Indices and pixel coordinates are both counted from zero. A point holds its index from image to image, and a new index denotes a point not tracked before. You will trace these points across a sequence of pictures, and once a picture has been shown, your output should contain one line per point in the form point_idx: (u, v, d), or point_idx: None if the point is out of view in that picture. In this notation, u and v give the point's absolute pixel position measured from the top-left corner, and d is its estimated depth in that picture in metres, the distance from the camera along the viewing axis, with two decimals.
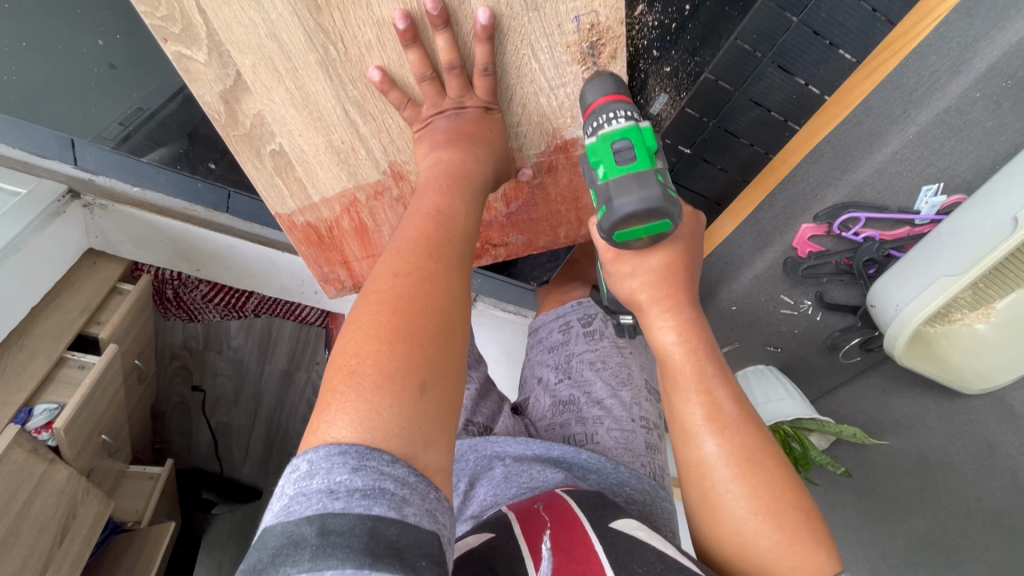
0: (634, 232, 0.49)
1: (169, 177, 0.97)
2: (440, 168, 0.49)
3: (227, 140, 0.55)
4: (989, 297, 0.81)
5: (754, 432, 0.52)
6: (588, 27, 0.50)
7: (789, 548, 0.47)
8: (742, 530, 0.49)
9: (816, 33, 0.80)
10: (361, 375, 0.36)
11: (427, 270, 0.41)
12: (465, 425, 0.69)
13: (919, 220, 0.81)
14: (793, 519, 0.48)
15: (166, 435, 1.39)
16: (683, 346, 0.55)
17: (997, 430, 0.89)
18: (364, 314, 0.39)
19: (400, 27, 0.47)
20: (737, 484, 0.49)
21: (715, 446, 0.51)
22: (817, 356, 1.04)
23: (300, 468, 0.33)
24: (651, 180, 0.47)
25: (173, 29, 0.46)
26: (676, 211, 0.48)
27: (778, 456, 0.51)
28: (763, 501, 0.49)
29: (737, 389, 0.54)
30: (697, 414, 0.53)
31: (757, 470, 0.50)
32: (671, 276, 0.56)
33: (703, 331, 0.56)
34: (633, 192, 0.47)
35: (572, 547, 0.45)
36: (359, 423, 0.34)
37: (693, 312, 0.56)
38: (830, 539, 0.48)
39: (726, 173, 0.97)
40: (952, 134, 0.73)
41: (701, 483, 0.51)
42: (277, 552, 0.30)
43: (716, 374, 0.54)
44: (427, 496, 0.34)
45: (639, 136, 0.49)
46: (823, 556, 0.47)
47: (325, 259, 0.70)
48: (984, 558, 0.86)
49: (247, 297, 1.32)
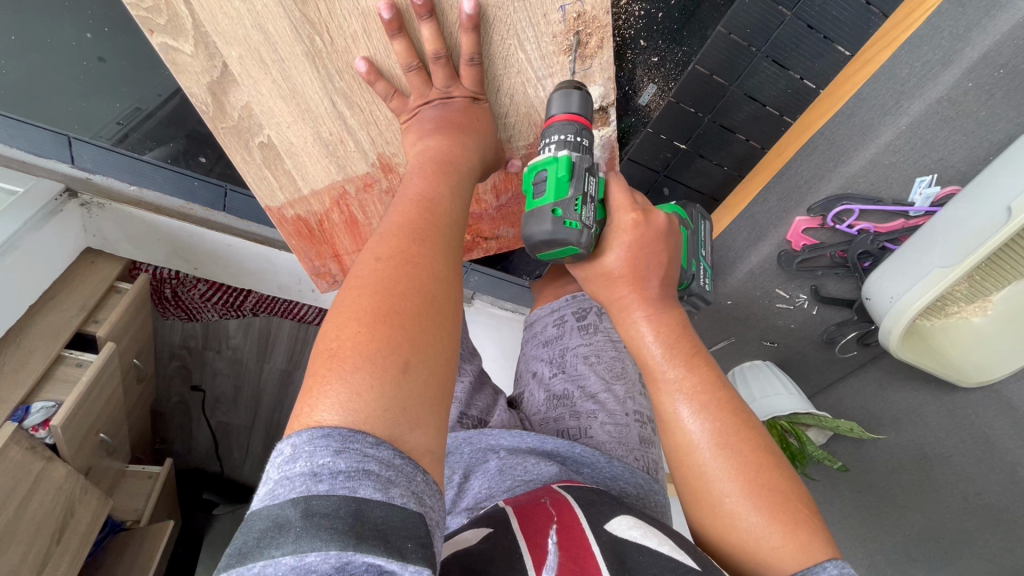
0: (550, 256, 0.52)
1: (166, 175, 0.99)
2: (427, 155, 0.49)
3: (215, 133, 0.55)
4: (986, 290, 0.81)
5: (737, 413, 0.52)
6: (574, 16, 0.50)
7: (769, 526, 0.46)
8: (724, 510, 0.48)
9: (810, 26, 0.78)
10: (342, 358, 0.36)
11: (411, 253, 0.41)
12: (459, 417, 0.69)
13: (913, 212, 0.80)
14: (773, 496, 0.48)
15: (167, 434, 1.41)
16: (655, 336, 0.55)
17: (995, 423, 0.88)
18: (347, 299, 0.39)
19: (386, 17, 0.47)
20: (717, 465, 0.49)
21: (695, 428, 0.51)
22: (815, 351, 1.04)
23: (284, 452, 0.33)
24: (546, 216, 0.49)
25: (159, 20, 0.46)
26: (576, 241, 0.49)
27: (759, 436, 0.51)
28: (743, 480, 0.48)
29: (715, 371, 0.54)
30: (676, 398, 0.52)
31: (737, 450, 0.50)
32: (639, 271, 0.56)
33: (678, 321, 0.56)
34: (535, 226, 0.49)
35: (571, 546, 0.45)
36: (343, 405, 0.34)
37: (663, 306, 0.56)
38: (812, 516, 0.48)
39: (722, 168, 0.97)
40: (945, 125, 0.72)
41: (687, 468, 0.51)
42: (262, 535, 0.30)
43: (694, 358, 0.54)
44: (413, 479, 0.34)
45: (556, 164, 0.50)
46: (805, 533, 0.46)
47: (316, 252, 0.71)
48: (984, 552, 0.88)
49: (245, 296, 1.29)
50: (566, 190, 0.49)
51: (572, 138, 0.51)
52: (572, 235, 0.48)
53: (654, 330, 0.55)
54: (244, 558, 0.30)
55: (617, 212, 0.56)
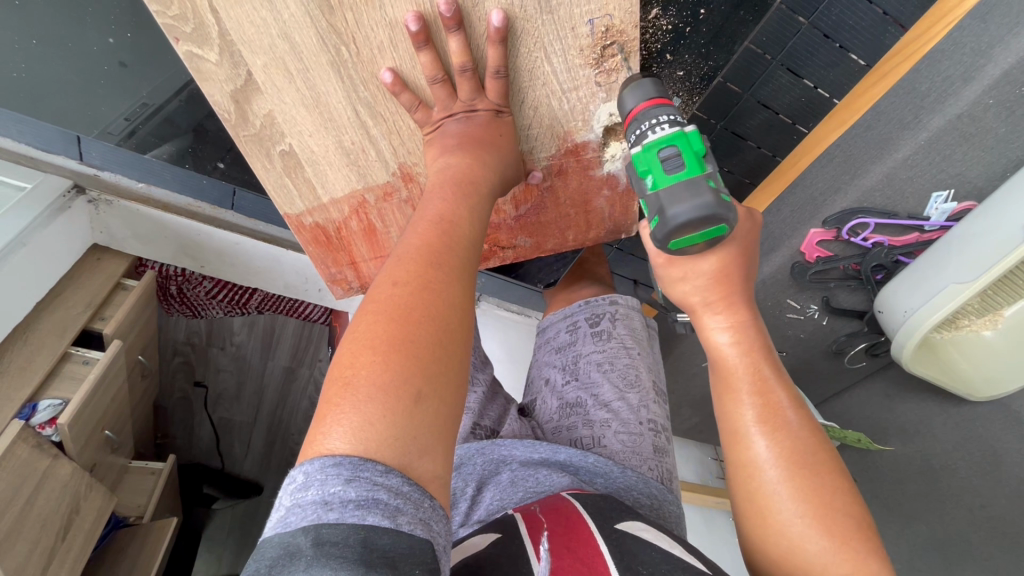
0: (688, 240, 0.48)
1: (175, 173, 0.96)
2: (447, 173, 0.48)
3: (236, 140, 0.55)
4: (997, 305, 0.79)
5: (808, 435, 0.51)
6: (602, 30, 0.50)
7: (837, 553, 0.46)
8: (788, 532, 0.48)
9: (826, 35, 0.72)
10: (356, 387, 0.36)
11: (427, 278, 0.41)
12: (471, 428, 0.69)
13: (928, 227, 0.81)
14: (843, 525, 0.47)
15: (168, 428, 1.40)
16: (736, 348, 0.55)
17: (1002, 437, 0.88)
18: (362, 324, 0.39)
19: (413, 30, 0.46)
20: (784, 485, 0.49)
21: (765, 447, 0.51)
22: (823, 361, 1.04)
23: (297, 480, 0.33)
24: (703, 187, 0.47)
25: (185, 28, 0.46)
26: (731, 215, 0.47)
27: (831, 461, 0.50)
28: (813, 504, 0.48)
29: (792, 392, 0.54)
30: (749, 415, 0.52)
31: (808, 472, 0.49)
32: (727, 277, 0.55)
33: (759, 335, 0.56)
34: (685, 201, 0.47)
35: (577, 548, 0.45)
36: (354, 434, 0.34)
37: (750, 315, 0.56)
38: (883, 550, 0.47)
39: (732, 176, 0.90)
40: (964, 141, 0.73)
41: (749, 485, 0.51)
42: (273, 563, 0.30)
43: (772, 376, 0.54)
44: (421, 505, 0.34)
45: (688, 140, 0.49)
46: (874, 564, 0.45)
47: (333, 260, 0.70)
48: (987, 565, 0.87)
49: (251, 295, 1.28)
50: (705, 166, 0.48)
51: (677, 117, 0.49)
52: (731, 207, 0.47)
53: (732, 333, 0.55)
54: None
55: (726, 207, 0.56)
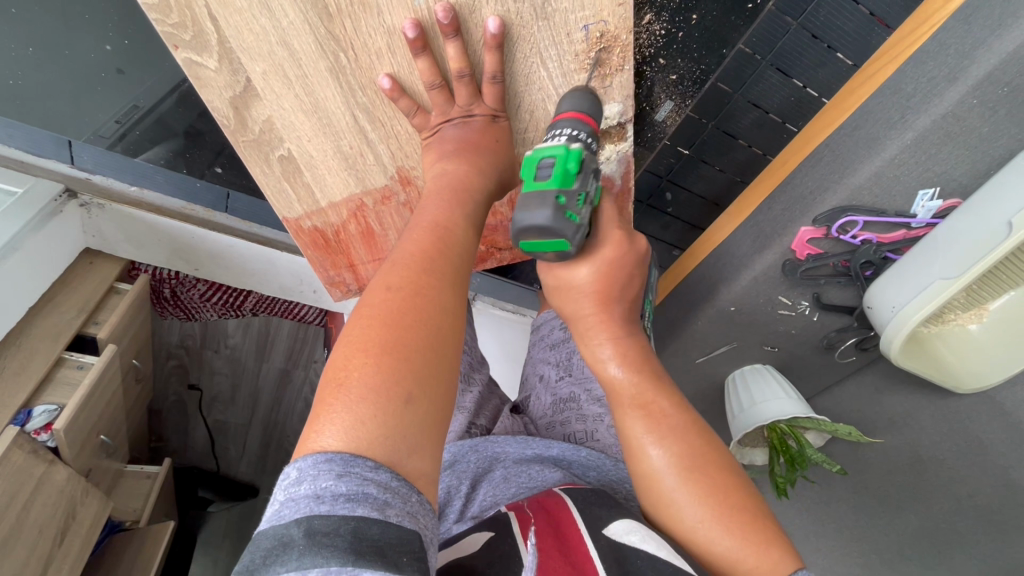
0: (535, 244, 0.50)
1: (168, 176, 0.96)
2: (444, 179, 0.50)
3: (236, 145, 0.56)
4: (983, 299, 0.82)
5: (696, 437, 0.54)
6: (597, 35, 0.51)
7: (742, 548, 0.48)
8: (697, 533, 0.50)
9: (814, 36, 0.83)
10: (349, 389, 0.37)
11: (421, 283, 0.42)
12: (467, 427, 0.70)
13: (915, 224, 0.82)
14: (741, 518, 0.49)
15: (162, 431, 1.37)
16: (617, 362, 0.58)
17: (987, 427, 0.91)
18: (356, 328, 0.40)
19: (411, 36, 0.47)
20: (687, 487, 0.51)
21: (661, 456, 0.52)
22: (814, 356, 1.05)
23: (290, 475, 0.34)
24: (550, 200, 0.47)
25: (185, 35, 0.47)
26: (570, 232, 0.48)
27: (723, 459, 0.53)
28: (712, 504, 0.50)
29: (677, 399, 0.57)
30: (639, 428, 0.54)
31: (703, 474, 0.51)
32: (597, 297, 0.58)
33: (633, 343, 0.59)
34: (532, 210, 0.47)
35: (567, 550, 0.45)
36: (347, 432, 0.35)
37: (622, 329, 0.59)
38: (782, 535, 0.50)
39: (725, 173, 1.00)
40: (948, 140, 0.74)
41: (652, 494, 0.52)
42: (268, 553, 0.31)
43: (652, 384, 0.57)
44: (409, 499, 0.34)
45: (568, 156, 0.49)
46: (776, 550, 0.48)
47: (331, 262, 0.73)
48: (974, 552, 0.94)
49: (245, 297, 1.30)
50: (571, 182, 0.48)
51: (582, 135, 0.51)
52: (570, 226, 0.48)
53: (619, 359, 0.58)
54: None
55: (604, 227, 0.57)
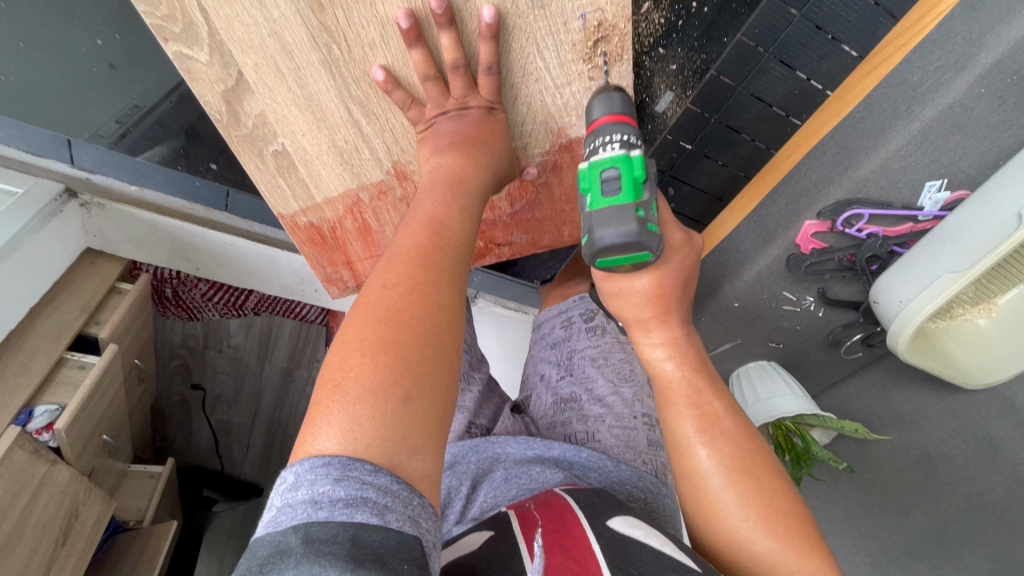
0: (614, 260, 0.51)
1: (169, 175, 0.95)
2: (440, 173, 0.49)
3: (229, 140, 0.56)
4: (990, 293, 0.79)
5: (745, 440, 0.53)
6: (594, 25, 0.50)
7: (782, 550, 0.47)
8: (738, 533, 0.49)
9: (819, 27, 0.81)
10: (345, 389, 0.36)
11: (417, 280, 0.41)
12: (467, 427, 0.69)
13: (922, 216, 0.81)
14: (783, 521, 0.48)
15: (167, 432, 1.39)
16: (672, 362, 0.57)
17: (997, 423, 0.89)
18: (352, 326, 0.39)
19: (404, 27, 0.46)
20: (732, 486, 0.50)
21: (708, 454, 0.52)
22: (820, 352, 1.04)
23: (287, 480, 0.33)
24: (631, 215, 0.48)
25: (174, 28, 0.46)
26: (654, 243, 0.49)
27: (770, 465, 0.52)
28: (756, 505, 0.49)
29: (729, 402, 0.56)
30: (690, 427, 0.54)
31: (748, 475, 0.51)
32: (660, 299, 0.56)
33: (691, 347, 0.58)
34: (611, 227, 0.48)
35: (568, 545, 0.44)
36: (344, 434, 0.34)
37: (682, 331, 0.58)
38: (824, 544, 0.48)
39: (728, 168, 0.99)
40: (956, 130, 0.72)
41: (695, 492, 0.52)
42: (264, 562, 0.30)
43: (707, 386, 0.56)
44: (410, 503, 0.33)
45: (631, 166, 0.49)
46: (815, 556, 0.47)
47: (328, 259, 0.72)
48: (986, 551, 0.92)
49: (247, 296, 1.29)
50: (642, 192, 0.49)
51: (631, 138, 0.50)
52: (653, 238, 0.48)
53: (673, 359, 0.57)
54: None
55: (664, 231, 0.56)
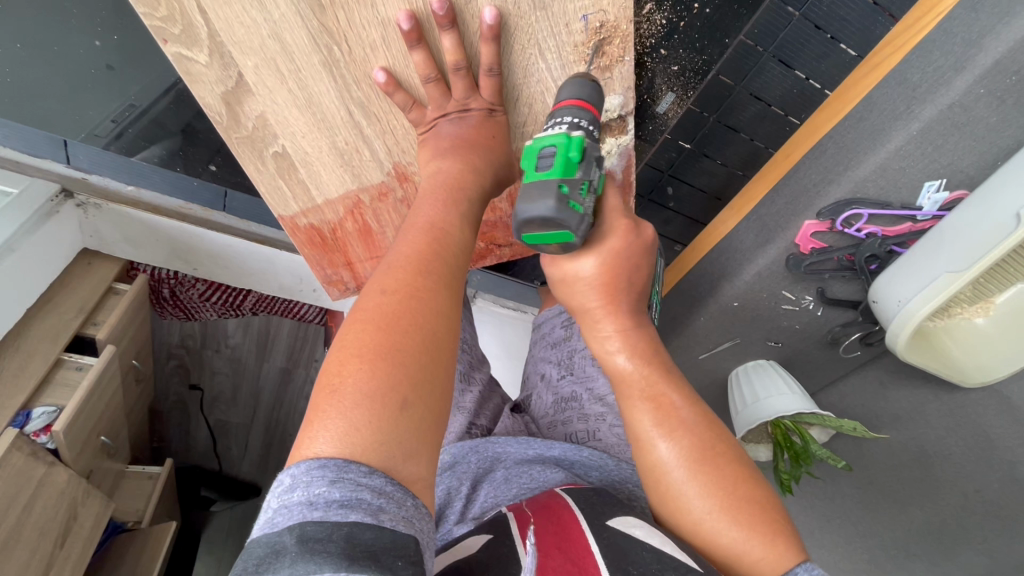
0: (538, 237, 0.48)
1: (165, 175, 0.95)
2: (439, 178, 0.49)
3: (229, 142, 0.55)
4: (988, 292, 0.80)
5: (707, 430, 0.53)
6: (596, 26, 0.50)
7: (746, 539, 0.47)
8: (702, 525, 0.49)
9: (818, 27, 0.81)
10: (342, 395, 0.36)
11: (415, 286, 0.41)
12: (468, 427, 0.68)
13: (921, 216, 0.81)
14: (748, 511, 0.48)
15: (163, 433, 1.38)
16: (624, 354, 0.57)
17: (994, 422, 0.89)
18: (350, 332, 0.39)
19: (405, 28, 0.46)
20: (696, 478, 0.50)
21: (669, 448, 0.51)
22: (818, 351, 1.04)
23: (283, 482, 0.33)
24: (552, 189, 0.45)
25: (174, 29, 0.46)
26: (574, 222, 0.46)
27: (732, 454, 0.52)
28: (719, 496, 0.49)
29: (687, 393, 0.55)
30: (647, 420, 0.53)
31: (712, 466, 0.50)
32: (610, 288, 0.56)
33: (643, 339, 0.58)
34: (532, 200, 0.46)
35: (567, 547, 0.44)
36: (341, 439, 0.34)
37: (632, 322, 0.58)
38: (789, 529, 0.48)
39: (726, 167, 0.99)
40: (955, 130, 0.73)
41: (658, 486, 0.51)
42: (260, 561, 0.30)
43: (664, 378, 0.56)
44: (404, 504, 0.34)
45: (569, 145, 0.47)
46: (781, 543, 0.47)
47: (328, 261, 0.72)
48: (983, 547, 0.93)
49: (244, 296, 1.27)
50: (574, 172, 0.47)
51: (582, 122, 0.49)
52: (573, 216, 0.46)
53: (625, 349, 0.57)
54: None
55: (609, 217, 0.56)
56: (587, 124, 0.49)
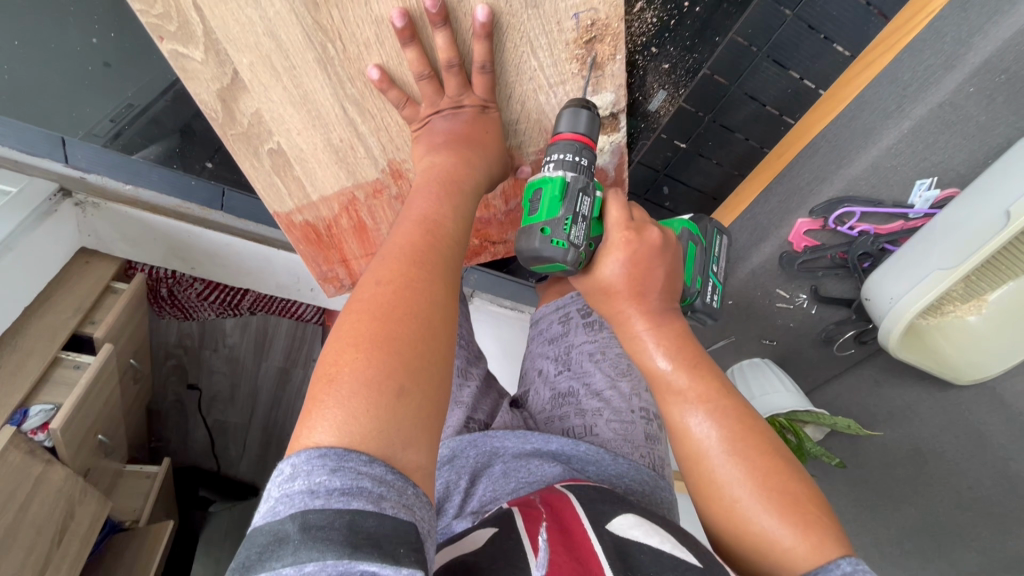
0: (544, 267, 0.55)
1: (163, 174, 0.95)
2: (433, 172, 0.49)
3: (224, 139, 0.56)
4: (981, 290, 0.81)
5: (747, 419, 0.52)
6: (588, 24, 0.50)
7: (782, 527, 0.46)
8: (739, 509, 0.48)
9: (810, 27, 0.80)
10: (340, 384, 0.36)
11: (410, 278, 0.41)
12: (465, 422, 0.68)
13: (913, 215, 0.82)
14: (785, 499, 0.47)
15: (162, 432, 1.39)
16: (660, 349, 0.55)
17: (988, 419, 0.90)
18: (347, 323, 0.39)
19: (398, 26, 0.47)
20: (728, 466, 0.49)
21: (707, 430, 0.51)
22: (813, 349, 1.05)
23: (283, 472, 0.33)
24: (535, 233, 0.52)
25: (169, 26, 0.47)
26: (557, 258, 0.51)
27: (772, 442, 0.51)
28: (756, 481, 0.48)
29: (724, 383, 0.54)
30: (686, 405, 0.53)
31: (749, 452, 0.50)
32: (637, 288, 0.55)
33: (681, 334, 0.56)
34: (526, 240, 0.53)
35: (573, 545, 0.44)
36: (339, 428, 0.35)
37: (667, 319, 0.56)
38: (828, 522, 0.47)
39: (721, 167, 1.00)
40: (946, 129, 0.73)
41: (695, 469, 0.51)
42: (264, 549, 0.30)
43: (705, 368, 0.55)
44: (404, 491, 0.34)
45: (553, 186, 0.51)
46: (818, 533, 0.46)
47: (324, 258, 0.73)
48: (975, 545, 0.93)
49: (242, 296, 1.28)
50: (558, 210, 0.51)
51: (570, 157, 0.52)
52: (555, 253, 0.51)
53: (661, 346, 0.55)
54: (246, 573, 0.30)
55: (611, 231, 0.56)
56: (574, 158, 0.52)
